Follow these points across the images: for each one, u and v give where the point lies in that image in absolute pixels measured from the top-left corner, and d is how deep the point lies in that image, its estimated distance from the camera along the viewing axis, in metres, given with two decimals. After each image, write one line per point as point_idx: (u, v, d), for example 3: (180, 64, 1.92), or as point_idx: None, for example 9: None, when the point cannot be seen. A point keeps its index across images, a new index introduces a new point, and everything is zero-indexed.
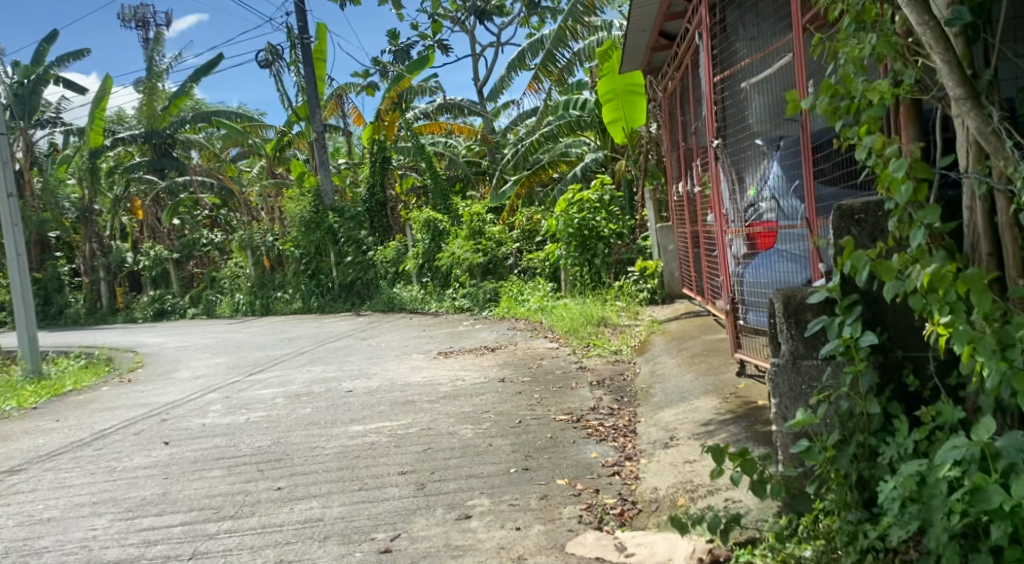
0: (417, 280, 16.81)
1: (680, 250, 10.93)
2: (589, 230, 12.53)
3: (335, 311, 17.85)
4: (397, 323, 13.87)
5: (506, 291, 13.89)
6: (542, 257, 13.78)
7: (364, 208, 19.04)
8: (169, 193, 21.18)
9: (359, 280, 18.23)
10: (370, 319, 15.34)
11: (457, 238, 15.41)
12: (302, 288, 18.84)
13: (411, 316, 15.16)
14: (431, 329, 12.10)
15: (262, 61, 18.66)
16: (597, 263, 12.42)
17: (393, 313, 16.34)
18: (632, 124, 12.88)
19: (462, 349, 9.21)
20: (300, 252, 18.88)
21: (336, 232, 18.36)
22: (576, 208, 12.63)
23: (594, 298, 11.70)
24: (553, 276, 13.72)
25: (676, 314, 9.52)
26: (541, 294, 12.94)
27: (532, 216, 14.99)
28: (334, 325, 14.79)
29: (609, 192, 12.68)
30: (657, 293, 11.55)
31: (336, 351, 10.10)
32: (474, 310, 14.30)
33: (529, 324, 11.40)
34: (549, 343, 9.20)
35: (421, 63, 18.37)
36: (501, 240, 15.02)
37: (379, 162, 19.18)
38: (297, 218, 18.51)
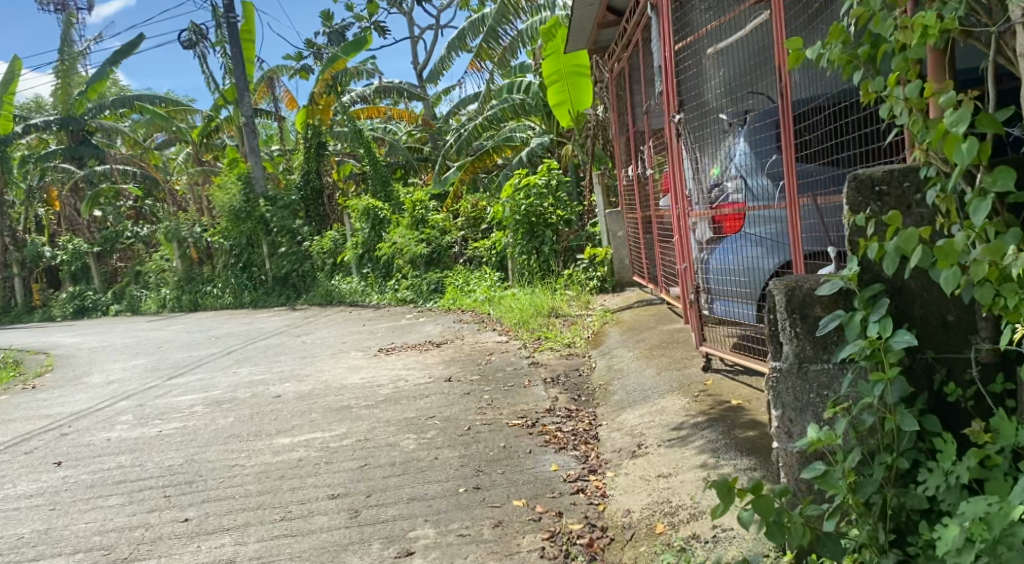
0: (356, 271, 16.11)
1: (631, 236, 10.49)
2: (534, 216, 12.04)
3: (270, 305, 17.04)
4: (335, 317, 13.19)
5: (450, 282, 13.32)
6: (486, 245, 13.23)
7: (298, 197, 18.28)
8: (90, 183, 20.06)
9: (294, 271, 17.42)
10: (307, 313, 14.62)
11: (399, 227, 14.84)
12: (234, 282, 17.98)
13: (350, 310, 14.50)
14: (370, 323, 11.47)
15: (186, 42, 17.66)
16: (544, 251, 11.94)
17: (331, 306, 15.64)
18: (579, 107, 12.31)
19: (404, 346, 8.61)
20: (231, 244, 18.00)
21: (269, 222, 17.59)
22: (522, 194, 12.07)
23: (541, 288, 11.20)
24: (499, 265, 13.19)
25: (629, 304, 9.07)
26: (486, 284, 12.41)
27: (475, 203, 14.43)
28: (268, 320, 14.05)
29: (557, 176, 12.16)
30: (608, 282, 11.12)
31: (267, 350, 9.40)
32: (416, 301, 13.70)
33: (474, 316, 10.85)
34: (497, 337, 8.67)
35: (358, 45, 17.60)
36: (443, 228, 14.42)
37: (314, 149, 18.37)
38: (227, 208, 17.66)
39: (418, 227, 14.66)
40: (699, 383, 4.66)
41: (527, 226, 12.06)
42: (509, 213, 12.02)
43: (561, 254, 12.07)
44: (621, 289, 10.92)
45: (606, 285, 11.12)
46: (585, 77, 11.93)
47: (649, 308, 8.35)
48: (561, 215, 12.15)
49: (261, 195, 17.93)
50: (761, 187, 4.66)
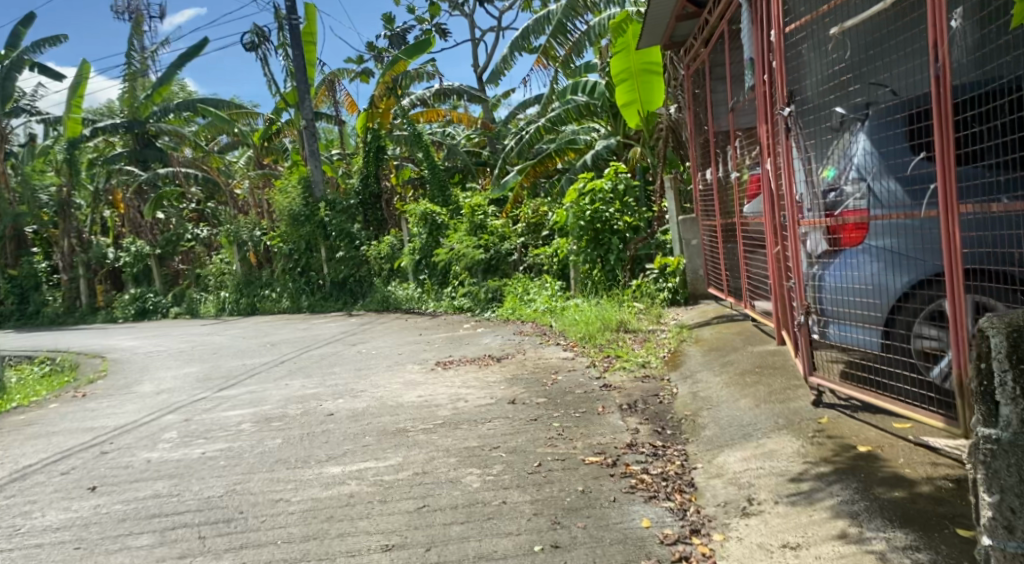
0: (413, 278, 15.69)
1: (707, 246, 9.82)
2: (603, 222, 11.39)
3: (326, 310, 16.74)
4: (393, 325, 12.77)
5: (510, 290, 12.78)
6: (550, 254, 12.67)
7: (356, 200, 17.93)
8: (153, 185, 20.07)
9: (352, 277, 17.11)
10: (364, 320, 14.25)
11: (457, 233, 14.35)
12: (290, 287, 17.73)
13: (407, 317, 14.06)
14: (429, 333, 11.01)
15: (248, 43, 17.47)
16: (610, 261, 11.28)
17: (387, 313, 15.26)
18: (649, 107, 11.66)
19: (465, 359, 8.09)
20: (289, 248, 17.76)
21: (327, 226, 17.31)
22: (587, 199, 11.43)
23: (608, 300, 10.60)
24: (561, 274, 12.59)
25: (707, 319, 8.39)
26: (549, 294, 11.83)
27: (536, 208, 13.89)
28: (325, 326, 13.70)
29: (625, 181, 11.52)
30: (679, 293, 10.44)
31: (322, 360, 8.96)
32: (475, 310, 13.21)
33: (537, 328, 10.28)
34: (563, 352, 8.09)
35: (420, 46, 17.23)
36: (504, 235, 13.88)
37: (374, 153, 18.08)
38: (286, 211, 17.46)
39: (478, 233, 14.14)
40: (810, 421, 4.05)
41: (595, 234, 11.43)
42: (573, 220, 11.43)
43: (632, 264, 11.33)
44: (694, 302, 10.22)
45: (678, 298, 10.45)
46: (655, 75, 11.31)
47: (729, 325, 7.69)
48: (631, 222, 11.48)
49: (319, 199, 17.66)
50: (885, 190, 4.05)
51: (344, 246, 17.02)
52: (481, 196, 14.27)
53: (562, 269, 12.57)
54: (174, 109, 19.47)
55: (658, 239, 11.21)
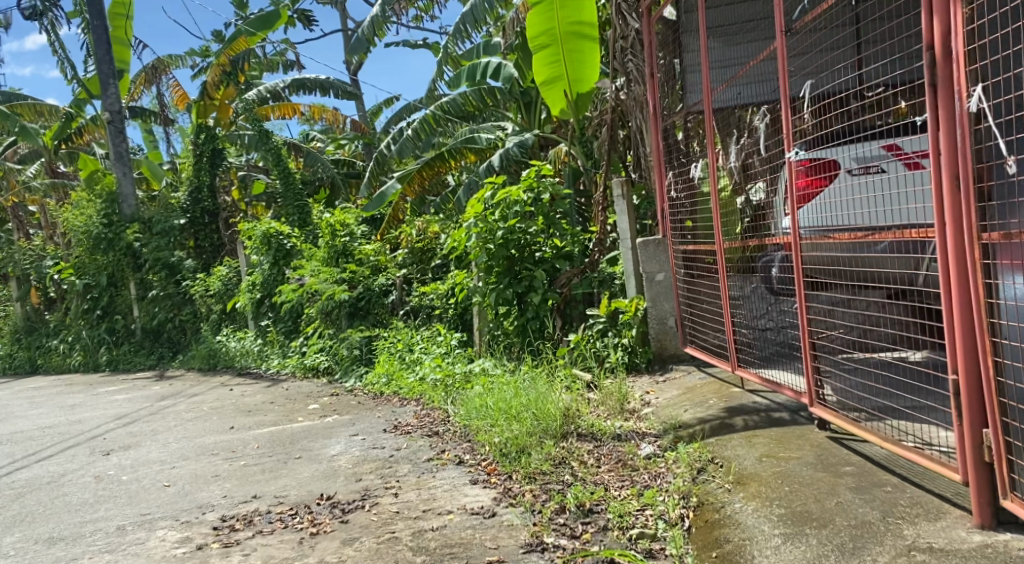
0: (253, 325, 11.51)
1: (681, 286, 6.51)
2: (526, 244, 7.72)
3: (133, 369, 12.62)
4: (207, 397, 8.90)
5: (378, 350, 8.86)
6: (443, 291, 8.86)
7: (180, 219, 13.71)
8: None
9: (170, 322, 13.00)
10: (177, 385, 10.29)
11: (310, 261, 10.40)
12: (84, 336, 13.53)
13: (233, 384, 9.99)
14: (251, 418, 7.11)
15: (27, 10, 13.51)
16: (533, 305, 7.54)
17: (214, 373, 11.17)
18: (578, 87, 8.27)
19: (276, 510, 4.20)
20: (87, 281, 13.52)
21: (139, 253, 13.43)
22: (498, 213, 7.66)
23: (532, 366, 6.89)
24: (460, 317, 8.81)
25: (721, 409, 4.62)
26: (439, 353, 8.02)
27: (420, 227, 9.96)
28: (122, 394, 9.93)
29: (551, 187, 7.72)
30: (638, 354, 6.86)
31: (20, 503, 4.89)
32: (331, 374, 9.32)
33: (425, 414, 6.47)
34: (470, 487, 4.33)
35: (267, 22, 13.34)
36: (369, 267, 9.98)
37: (205, 163, 14.18)
38: (81, 234, 13.49)
39: (342, 262, 10.12)
40: None
41: (513, 260, 7.72)
42: (475, 245, 7.59)
43: (561, 308, 7.63)
44: (663, 374, 6.51)
45: (637, 365, 6.86)
46: (589, 41, 7.86)
47: (785, 437, 4.02)
48: (565, 246, 7.77)
49: (130, 219, 13.63)
50: None
51: (157, 277, 13.04)
52: (344, 212, 10.32)
53: (458, 312, 8.79)
54: None
55: (604, 270, 7.58)
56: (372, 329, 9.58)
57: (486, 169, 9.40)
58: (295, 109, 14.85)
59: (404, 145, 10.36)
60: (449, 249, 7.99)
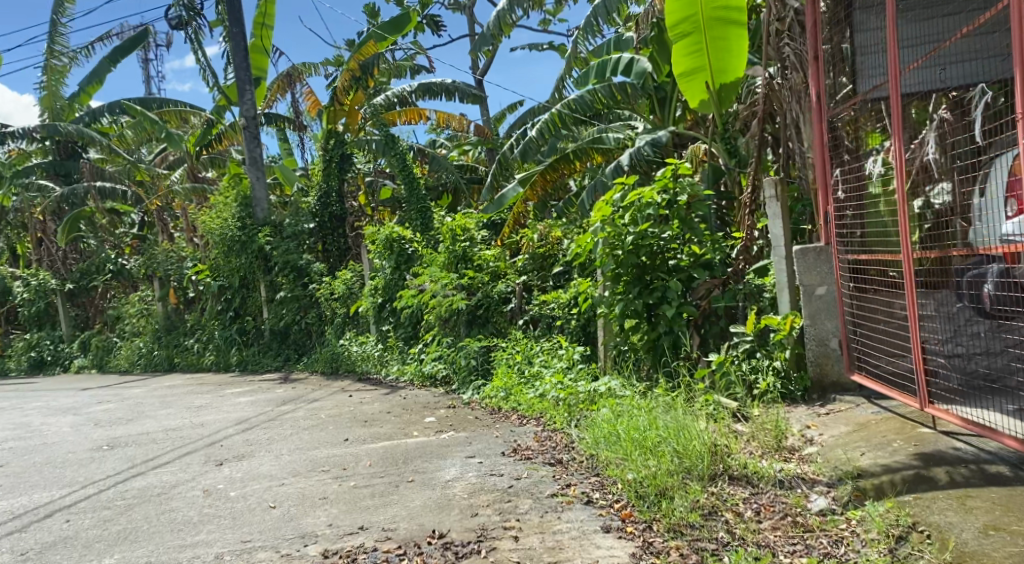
0: (375, 330, 11.31)
1: (848, 303, 5.75)
2: (660, 250, 6.92)
3: (259, 371, 12.72)
4: (327, 404, 8.71)
5: (498, 361, 8.36)
6: (566, 299, 8.23)
7: (308, 223, 13.84)
8: (67, 204, 16.53)
9: (296, 325, 13.03)
10: (300, 389, 10.21)
11: (430, 266, 10.04)
12: (216, 335, 13.82)
13: (351, 390, 9.78)
14: (368, 430, 6.78)
15: (173, 19, 13.90)
16: (667, 319, 6.71)
17: (335, 378, 11.05)
18: (722, 79, 7.53)
19: (387, 549, 3.79)
20: (221, 284, 13.93)
21: (269, 256, 13.52)
22: (627, 216, 6.92)
23: (666, 390, 6.17)
24: (582, 328, 8.10)
25: (912, 455, 4.01)
26: (562, 369, 7.45)
27: (542, 231, 9.42)
28: (248, 396, 9.95)
29: (690, 187, 6.89)
30: (792, 379, 6.00)
31: (124, 516, 4.63)
32: (450, 385, 8.93)
33: (547, 435, 5.92)
34: (603, 534, 3.80)
35: (397, 26, 13.29)
36: (490, 273, 9.49)
37: (334, 167, 14.16)
38: (216, 236, 13.76)
39: (463, 268, 9.69)
40: None
41: (647, 267, 6.94)
42: (602, 252, 6.88)
43: (698, 323, 6.82)
44: (821, 405, 5.73)
45: (789, 393, 6.00)
46: (736, 27, 7.12)
47: (1012, 503, 3.47)
48: (704, 253, 6.87)
49: (261, 222, 13.83)
50: None
51: (285, 279, 13.13)
52: (467, 217, 10.00)
53: (582, 322, 8.08)
54: (101, 112, 15.88)
55: (750, 281, 6.70)
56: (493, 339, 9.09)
57: (615, 169, 8.72)
58: (420, 114, 14.62)
59: (527, 144, 9.84)
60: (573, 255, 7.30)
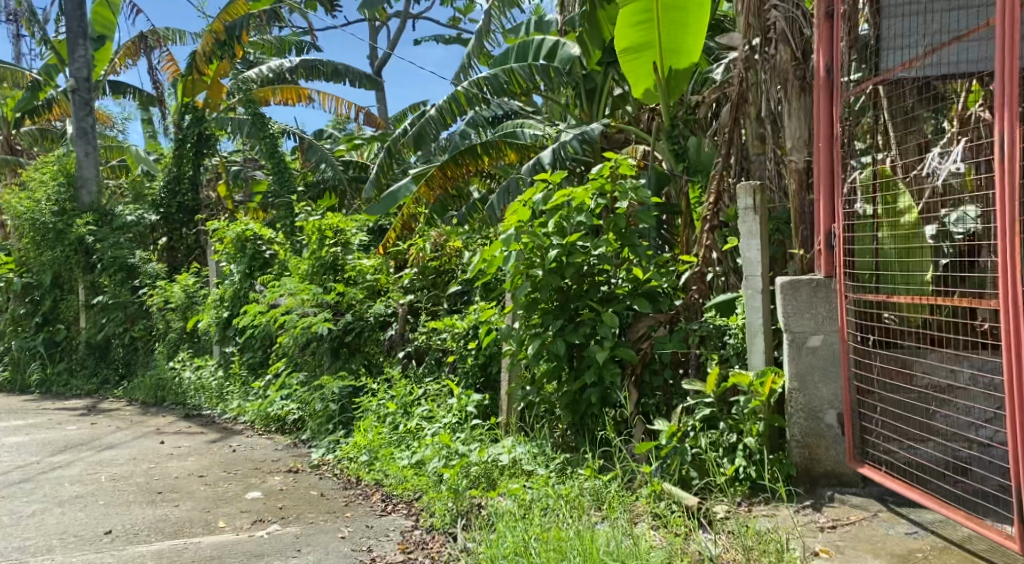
0: (217, 352, 9.06)
1: (854, 363, 4.08)
2: (589, 272, 5.12)
3: (68, 395, 10.29)
4: (125, 453, 6.54)
5: (361, 409, 6.30)
6: (464, 326, 6.22)
7: (151, 217, 11.50)
8: None
9: (120, 339, 10.60)
10: (101, 425, 7.93)
11: (289, 274, 7.95)
12: (20, 346, 11.23)
13: (169, 430, 7.55)
14: (155, 511, 4.70)
15: None
16: (595, 369, 4.87)
17: (158, 411, 8.76)
18: (680, 61, 5.73)
19: None
20: (29, 282, 11.43)
21: (91, 250, 11.14)
22: (550, 225, 5.12)
23: (599, 476, 4.21)
24: (480, 366, 6.12)
25: None
26: (447, 425, 5.51)
27: (435, 239, 7.29)
28: (31, 432, 7.68)
29: (632, 188, 5.08)
30: (764, 461, 4.18)
31: None
32: (298, 433, 6.89)
33: (418, 541, 4.03)
34: None
35: None
36: (365, 289, 7.42)
37: (189, 150, 11.77)
38: (26, 223, 11.17)
39: (328, 279, 7.58)
40: None
41: (570, 293, 5.13)
42: (515, 271, 5.12)
43: (637, 375, 4.97)
44: (813, 507, 3.99)
45: (764, 487, 4.16)
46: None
47: None
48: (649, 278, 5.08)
49: (85, 207, 11.44)
50: None
51: (108, 281, 10.67)
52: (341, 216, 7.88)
53: (479, 357, 6.09)
54: None
55: (709, 322, 4.81)
56: (357, 375, 7.03)
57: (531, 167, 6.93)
58: (299, 95, 12.46)
59: (422, 129, 7.94)
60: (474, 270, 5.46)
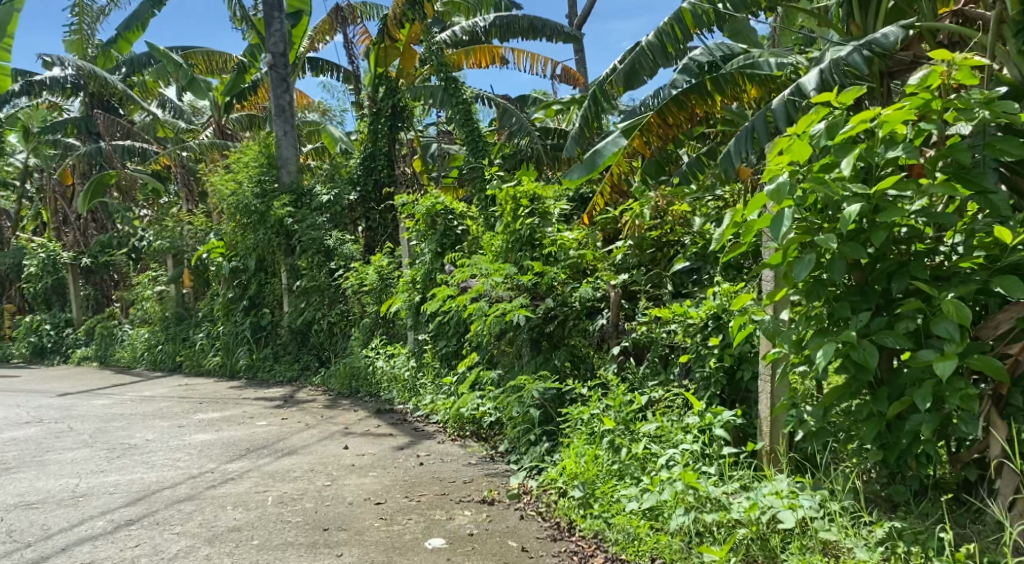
0: (410, 340, 8.11)
1: None
2: (909, 237, 3.44)
3: (270, 383, 9.83)
4: (305, 461, 5.57)
5: (568, 421, 4.93)
6: (698, 318, 4.63)
7: (347, 194, 10.82)
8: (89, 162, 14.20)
9: (317, 323, 10.00)
10: (290, 421, 7.11)
11: (482, 252, 6.73)
12: (227, 331, 10.97)
13: (355, 431, 6.64)
14: None
15: None
16: (925, 386, 3.19)
17: (350, 405, 7.95)
18: None
19: None
20: (235, 265, 11.09)
21: (292, 233, 10.54)
22: (839, 168, 3.50)
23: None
24: (724, 373, 4.51)
25: None
26: (686, 453, 4.04)
27: (655, 202, 5.70)
28: (219, 427, 6.98)
29: (977, 99, 3.38)
30: None
31: None
32: (498, 441, 5.71)
33: None
34: None
35: None
36: (568, 269, 5.95)
37: (383, 125, 10.90)
38: (228, 205, 10.83)
39: (523, 257, 6.19)
40: None
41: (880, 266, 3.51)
42: (788, 242, 3.51)
43: (1000, 396, 3.21)
44: None
45: None
46: None
47: None
48: (1018, 243, 3.20)
49: (285, 187, 10.88)
50: None
51: (305, 264, 10.06)
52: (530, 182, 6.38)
53: (723, 361, 4.45)
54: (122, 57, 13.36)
55: None
56: (562, 374, 5.64)
57: (787, 99, 5.14)
58: (494, 55, 11.32)
59: (635, 63, 6.45)
60: (719, 242, 3.89)
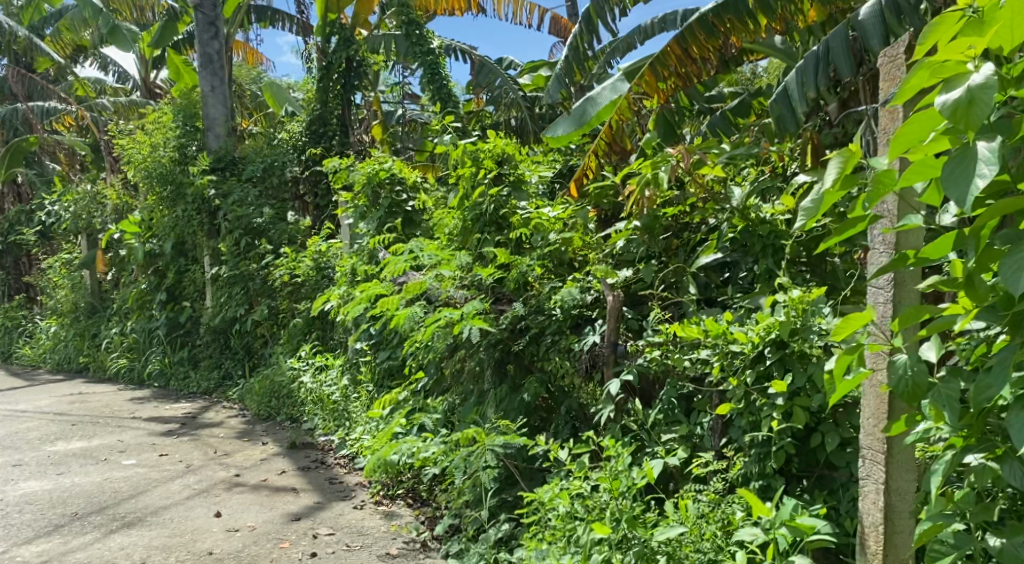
0: (344, 348, 6.26)
1: None
2: None
3: (182, 395, 8.00)
4: (145, 541, 3.79)
5: (535, 505, 3.14)
6: (748, 344, 2.78)
7: (289, 165, 8.93)
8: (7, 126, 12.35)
9: (241, 321, 8.12)
10: (167, 460, 5.30)
11: (431, 237, 4.88)
12: (141, 327, 9.11)
13: (248, 479, 4.81)
14: None
15: None
16: None
17: (263, 432, 6.12)
18: None
19: None
20: (152, 249, 9.20)
21: (218, 210, 8.66)
22: None
23: None
24: (794, 437, 2.71)
25: None
26: None
27: (676, 163, 3.71)
28: (67, 468, 5.18)
29: None
30: None
31: None
32: (435, 512, 3.93)
33: None
34: None
35: None
36: (543, 260, 4.08)
37: (334, 83, 8.95)
38: (141, 175, 8.92)
39: (485, 243, 4.34)
40: None
41: None
42: (981, 214, 1.70)
43: None
44: None
45: None
46: None
47: None
48: None
49: (212, 155, 9.01)
50: None
51: (226, 249, 8.20)
52: (502, 142, 4.47)
53: (793, 421, 2.63)
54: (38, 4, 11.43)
55: None
56: (532, 414, 3.87)
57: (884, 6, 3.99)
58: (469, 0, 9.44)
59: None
60: (809, 223, 2.08)
